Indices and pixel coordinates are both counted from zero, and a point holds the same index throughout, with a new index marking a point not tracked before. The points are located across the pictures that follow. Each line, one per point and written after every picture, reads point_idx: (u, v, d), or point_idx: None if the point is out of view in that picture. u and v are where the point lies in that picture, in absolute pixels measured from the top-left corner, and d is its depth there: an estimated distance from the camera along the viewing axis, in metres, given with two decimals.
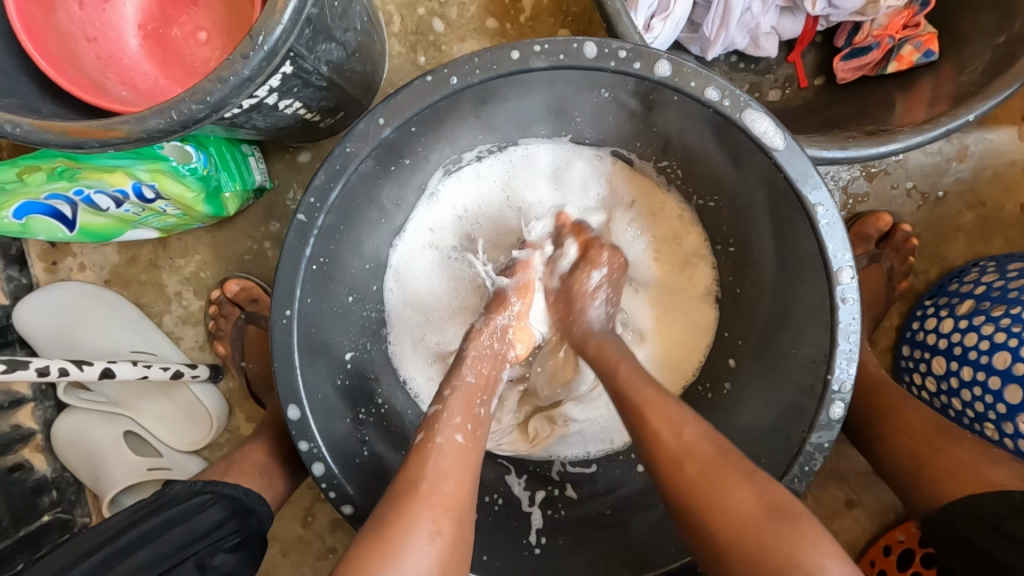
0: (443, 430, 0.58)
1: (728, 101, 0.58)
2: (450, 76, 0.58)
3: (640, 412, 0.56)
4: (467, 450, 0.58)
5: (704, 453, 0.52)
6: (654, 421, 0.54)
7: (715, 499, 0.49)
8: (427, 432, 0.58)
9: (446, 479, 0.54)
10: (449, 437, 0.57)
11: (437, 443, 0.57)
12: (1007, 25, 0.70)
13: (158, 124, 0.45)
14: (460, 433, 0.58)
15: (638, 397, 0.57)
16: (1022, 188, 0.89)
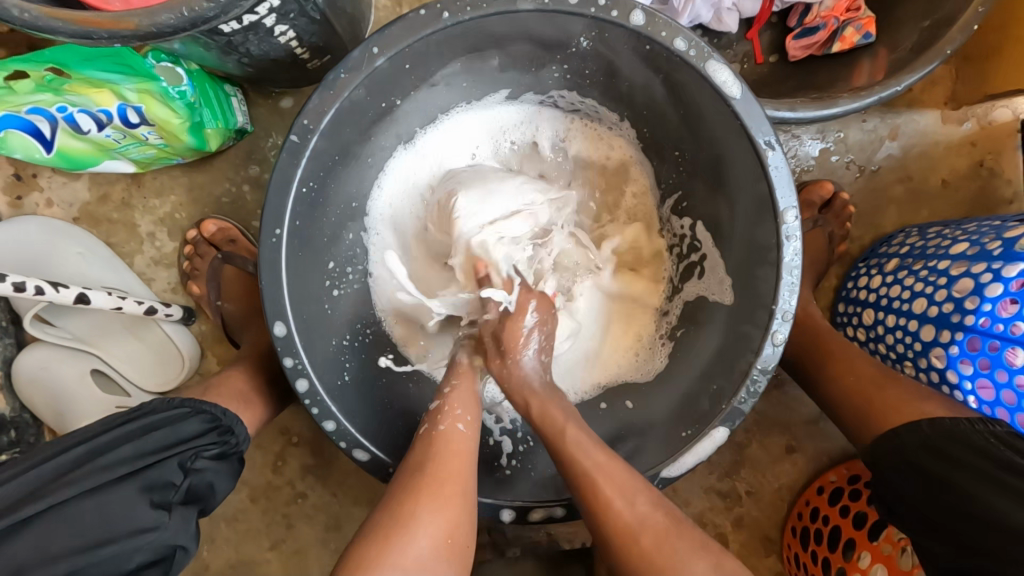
0: (446, 419, 0.65)
1: (694, 51, 0.64)
2: (442, 11, 0.62)
3: (591, 492, 0.60)
4: (468, 437, 0.64)
5: (656, 526, 0.57)
6: (609, 501, 0.59)
7: (664, 568, 0.54)
8: (429, 422, 0.65)
9: (455, 458, 0.61)
10: (450, 423, 0.64)
11: (441, 430, 0.63)
12: (933, 10, 0.80)
13: (169, 21, 0.47)
14: (461, 422, 0.65)
15: (591, 483, 0.61)
16: (943, 164, 1.01)
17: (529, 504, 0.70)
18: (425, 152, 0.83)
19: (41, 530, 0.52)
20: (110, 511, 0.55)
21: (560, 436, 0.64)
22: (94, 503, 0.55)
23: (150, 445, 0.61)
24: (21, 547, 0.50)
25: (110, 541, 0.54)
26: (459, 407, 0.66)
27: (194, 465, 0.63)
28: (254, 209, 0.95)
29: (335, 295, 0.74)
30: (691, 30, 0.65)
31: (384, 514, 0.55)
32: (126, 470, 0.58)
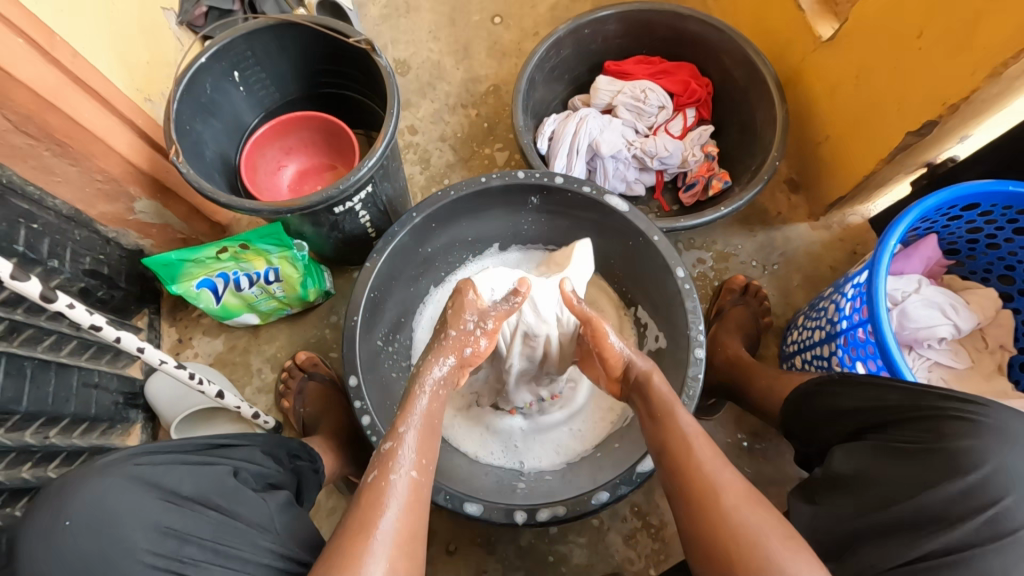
0: (397, 467, 0.68)
1: (595, 191, 1.09)
2: (450, 192, 1.09)
3: (678, 457, 0.75)
4: (418, 485, 0.68)
5: (740, 491, 0.70)
6: (699, 467, 0.73)
7: (725, 514, 0.68)
8: (381, 470, 0.68)
9: (404, 510, 0.66)
10: (405, 473, 0.68)
11: (391, 478, 0.67)
12: (755, 161, 1.28)
13: (315, 202, 0.96)
14: (414, 469, 0.69)
15: (681, 452, 0.75)
16: (826, 255, 1.37)
17: (535, 504, 0.89)
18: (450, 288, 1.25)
19: (222, 448, 0.79)
20: (255, 454, 0.81)
21: (666, 409, 0.80)
22: (248, 447, 0.82)
23: (276, 438, 0.89)
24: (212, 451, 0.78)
25: (254, 464, 0.79)
26: (419, 455, 0.70)
27: (298, 461, 0.90)
28: (332, 344, 1.34)
29: (392, 373, 1.11)
30: (594, 182, 1.11)
31: (353, 540, 0.62)
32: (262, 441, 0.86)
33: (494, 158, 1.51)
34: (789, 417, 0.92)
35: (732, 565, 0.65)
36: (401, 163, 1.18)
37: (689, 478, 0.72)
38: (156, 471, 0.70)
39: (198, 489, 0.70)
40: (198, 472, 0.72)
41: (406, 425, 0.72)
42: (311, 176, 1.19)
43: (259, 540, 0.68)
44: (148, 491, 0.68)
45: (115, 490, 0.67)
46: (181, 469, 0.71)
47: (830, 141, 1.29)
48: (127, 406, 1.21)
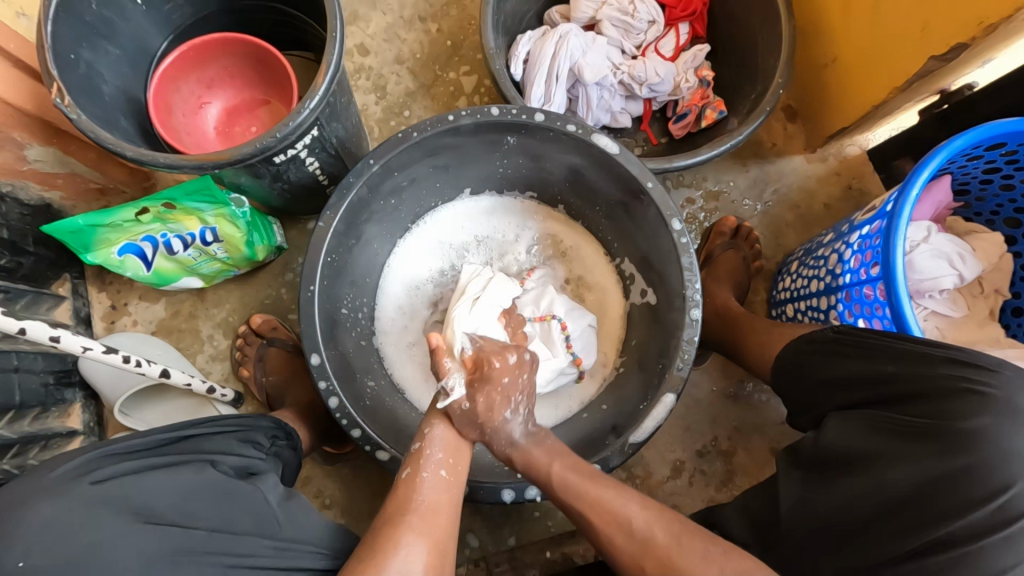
0: (428, 464, 0.72)
1: (582, 130, 0.94)
2: (412, 133, 0.92)
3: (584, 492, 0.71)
4: (452, 483, 0.71)
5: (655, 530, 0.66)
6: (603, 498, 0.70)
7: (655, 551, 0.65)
8: (414, 467, 0.72)
9: (439, 509, 0.68)
10: (434, 471, 0.71)
11: (423, 475, 0.71)
12: (756, 88, 1.14)
13: (248, 151, 0.79)
14: (443, 468, 0.72)
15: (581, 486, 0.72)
16: (820, 192, 1.28)
17: (524, 481, 0.84)
18: (419, 238, 1.12)
19: (189, 444, 0.69)
20: (229, 444, 0.73)
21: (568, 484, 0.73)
22: (220, 439, 0.73)
23: (246, 422, 0.81)
24: (181, 447, 0.68)
25: (233, 455, 0.71)
26: (447, 457, 0.74)
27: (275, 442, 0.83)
28: (290, 305, 1.21)
29: (361, 343, 1.00)
30: (580, 119, 0.96)
31: (379, 534, 0.63)
32: (233, 429, 0.77)
33: (460, 84, 1.32)
34: (784, 370, 0.88)
35: None
36: (351, 96, 0.99)
37: (629, 561, 0.66)
38: (122, 482, 0.59)
39: (182, 496, 0.60)
40: (175, 475, 0.62)
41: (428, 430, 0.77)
42: (242, 113, 1.00)
43: (260, 539, 0.61)
44: (122, 510, 0.57)
45: (76, 512, 0.55)
46: (153, 475, 0.61)
47: (837, 64, 1.16)
48: (60, 386, 1.08)
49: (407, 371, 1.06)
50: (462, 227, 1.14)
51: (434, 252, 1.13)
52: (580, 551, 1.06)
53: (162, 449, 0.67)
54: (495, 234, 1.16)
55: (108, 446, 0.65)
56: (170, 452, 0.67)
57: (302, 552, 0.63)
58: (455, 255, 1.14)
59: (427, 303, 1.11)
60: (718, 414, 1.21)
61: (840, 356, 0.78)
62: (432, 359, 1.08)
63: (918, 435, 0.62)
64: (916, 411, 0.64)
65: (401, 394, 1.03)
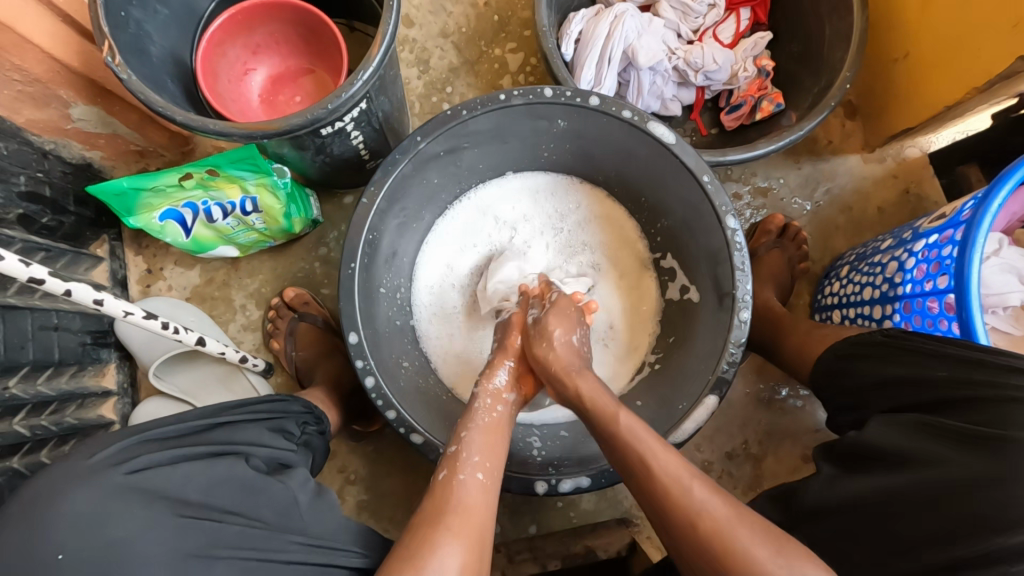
0: (465, 467, 0.68)
1: (637, 117, 0.91)
2: (462, 111, 0.90)
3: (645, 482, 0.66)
4: (487, 487, 0.67)
5: (713, 518, 0.60)
6: (664, 486, 0.64)
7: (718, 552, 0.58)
8: (450, 469, 0.67)
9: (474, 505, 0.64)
10: (471, 474, 0.67)
11: (459, 478, 0.66)
12: (818, 81, 1.09)
13: (298, 122, 0.76)
14: (479, 471, 0.68)
15: (638, 467, 0.67)
16: (875, 194, 1.23)
17: (558, 474, 0.83)
18: (458, 216, 1.09)
19: (223, 431, 0.69)
20: (260, 434, 0.72)
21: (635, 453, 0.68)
22: (252, 427, 0.72)
23: (279, 407, 0.80)
24: (215, 435, 0.68)
25: (264, 446, 0.70)
26: (483, 457, 0.69)
27: (305, 429, 0.82)
28: (322, 279, 1.20)
29: (397, 323, 0.99)
30: (635, 105, 0.92)
31: (419, 533, 0.60)
32: (267, 415, 0.76)
33: (505, 62, 1.27)
34: (822, 372, 0.84)
35: None
36: (398, 69, 0.97)
37: (708, 550, 0.59)
38: (156, 475, 0.59)
39: (212, 490, 0.60)
40: (207, 469, 0.61)
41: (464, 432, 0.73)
42: (286, 82, 0.97)
43: (287, 538, 0.60)
44: (153, 503, 0.57)
45: (111, 503, 0.55)
46: (186, 468, 0.60)
47: (909, 59, 1.09)
48: (96, 346, 1.08)
49: (439, 354, 1.04)
50: (501, 207, 1.10)
51: (473, 230, 1.10)
52: (603, 546, 1.04)
53: (197, 436, 0.67)
54: (535, 215, 1.11)
55: (145, 431, 0.65)
56: (204, 440, 0.66)
57: (327, 551, 0.62)
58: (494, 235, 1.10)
59: (465, 284, 1.09)
60: (749, 417, 1.19)
61: (888, 362, 0.73)
62: (466, 342, 1.06)
63: (970, 444, 0.56)
64: (977, 418, 0.58)
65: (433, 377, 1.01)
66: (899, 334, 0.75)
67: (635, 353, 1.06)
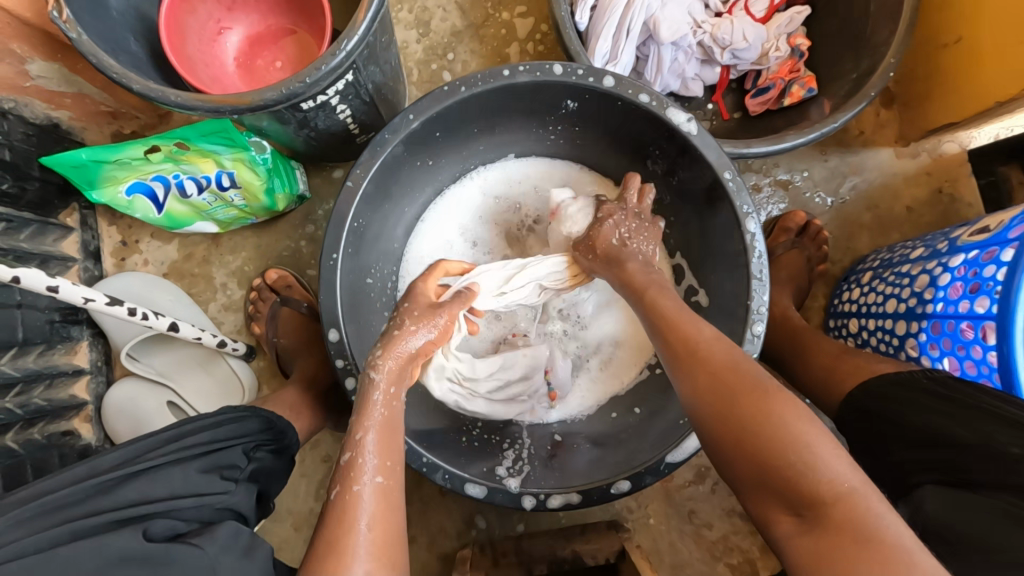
0: (361, 476, 0.56)
1: (655, 102, 0.81)
2: (460, 86, 0.80)
3: (671, 325, 0.65)
4: (390, 493, 0.56)
5: (731, 360, 0.60)
6: (687, 331, 0.64)
7: (735, 385, 0.57)
8: (342, 485, 0.55)
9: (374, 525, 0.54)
10: (369, 481, 0.56)
11: (355, 491, 0.55)
12: (857, 66, 0.98)
13: (272, 96, 0.66)
14: (379, 476, 0.56)
15: (662, 310, 0.67)
16: (905, 193, 1.14)
17: (549, 489, 0.79)
18: (453, 201, 1.00)
19: (139, 483, 0.60)
20: (189, 478, 0.63)
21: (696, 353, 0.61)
22: (178, 470, 0.63)
23: (222, 434, 0.72)
24: (123, 493, 0.59)
25: (190, 495, 0.61)
26: (384, 459, 0.58)
27: (252, 455, 0.75)
28: (308, 260, 1.13)
29: (384, 314, 0.92)
30: (654, 87, 0.82)
31: (323, 549, 0.52)
32: (197, 451, 0.67)
33: (513, 27, 1.16)
34: (855, 410, 0.77)
35: (740, 447, 0.55)
36: (391, 35, 0.86)
37: (721, 387, 0.58)
38: (27, 565, 0.49)
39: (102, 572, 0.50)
40: (98, 543, 0.51)
41: (364, 428, 0.59)
42: (265, 43, 0.86)
43: None
44: None
45: None
46: (69, 549, 0.51)
47: (961, 45, 0.99)
48: (66, 324, 1.02)
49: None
50: (501, 192, 1.01)
51: (470, 217, 1.01)
52: (592, 551, 1.01)
53: (99, 498, 0.58)
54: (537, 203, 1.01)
55: (36, 500, 0.56)
56: (106, 504, 0.57)
57: None
58: (493, 223, 1.01)
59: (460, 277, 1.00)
60: None
61: (944, 417, 0.65)
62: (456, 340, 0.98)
63: None
64: None
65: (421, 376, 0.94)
66: (958, 383, 0.67)
67: (634, 358, 0.98)
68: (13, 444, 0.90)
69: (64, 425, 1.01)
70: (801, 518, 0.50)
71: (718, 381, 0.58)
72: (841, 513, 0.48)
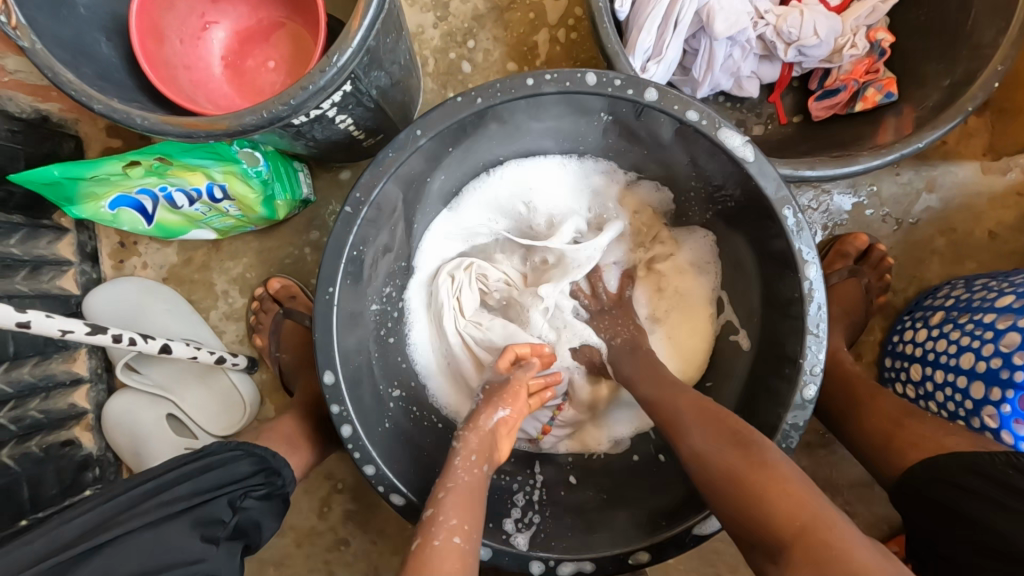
0: (439, 531, 0.58)
1: (705, 121, 0.68)
2: (476, 97, 0.69)
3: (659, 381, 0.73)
4: (464, 557, 0.57)
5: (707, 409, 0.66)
6: (670, 388, 0.71)
7: (717, 428, 0.62)
8: (424, 537, 0.58)
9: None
10: (445, 539, 0.57)
11: (434, 545, 0.57)
12: (952, 70, 0.82)
13: (253, 121, 0.57)
14: (456, 535, 0.58)
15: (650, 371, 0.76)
16: (988, 215, 0.98)
17: (561, 557, 0.72)
18: (466, 211, 0.89)
19: (105, 559, 0.56)
20: (158, 549, 0.58)
21: (678, 418, 0.66)
22: (149, 537, 0.58)
23: (206, 483, 0.65)
24: (89, 571, 0.55)
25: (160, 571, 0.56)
26: (458, 518, 0.60)
27: (241, 504, 0.67)
28: (313, 268, 1.05)
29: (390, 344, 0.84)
30: (705, 102, 0.69)
31: None
32: (176, 509, 0.61)
33: (543, 11, 1.02)
34: (915, 495, 0.67)
35: (726, 482, 0.57)
36: (399, 31, 0.75)
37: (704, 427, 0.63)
38: None
39: None
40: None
41: (447, 489, 0.63)
42: (256, 40, 0.76)
43: None
44: None
45: None
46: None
47: None
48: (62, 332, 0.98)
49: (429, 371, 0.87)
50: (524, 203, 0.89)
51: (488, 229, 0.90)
52: None
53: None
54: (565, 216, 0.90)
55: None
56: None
57: None
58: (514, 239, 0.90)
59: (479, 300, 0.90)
60: None
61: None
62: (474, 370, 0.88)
63: None
64: None
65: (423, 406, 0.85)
66: None
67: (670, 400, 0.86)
68: (7, 460, 0.87)
69: (64, 435, 0.98)
70: (776, 553, 0.51)
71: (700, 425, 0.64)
72: (807, 538, 0.49)
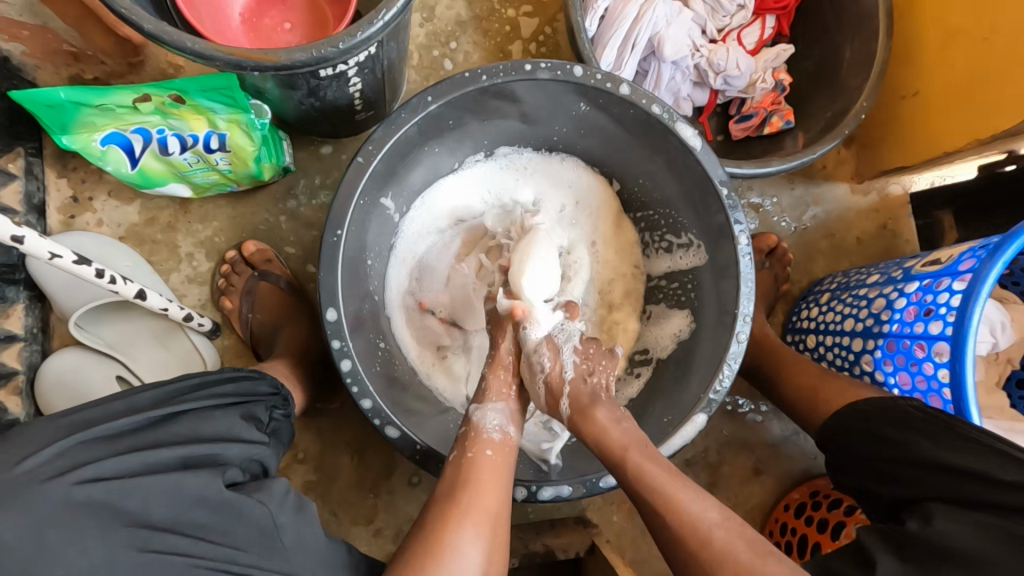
0: (475, 446, 0.72)
1: (667, 115, 0.85)
2: (481, 75, 0.80)
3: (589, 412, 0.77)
4: (498, 461, 0.71)
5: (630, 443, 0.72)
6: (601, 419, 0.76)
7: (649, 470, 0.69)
8: (460, 449, 0.72)
9: (487, 482, 0.68)
10: (480, 451, 0.71)
11: (470, 455, 0.71)
12: (832, 106, 1.08)
13: (301, 58, 0.63)
14: (488, 449, 0.72)
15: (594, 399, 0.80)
16: (858, 225, 1.25)
17: (539, 482, 0.80)
18: (446, 190, 0.97)
19: (189, 424, 0.61)
20: (231, 425, 0.65)
21: (615, 451, 0.72)
22: (223, 415, 0.65)
23: (244, 389, 0.73)
24: (176, 429, 0.60)
25: (237, 444, 0.63)
26: (488, 436, 0.73)
27: (272, 414, 0.75)
28: (287, 236, 1.07)
29: (377, 298, 0.90)
30: (665, 101, 0.86)
31: (428, 531, 0.62)
32: (231, 400, 0.69)
33: (518, 25, 1.17)
34: (846, 431, 0.84)
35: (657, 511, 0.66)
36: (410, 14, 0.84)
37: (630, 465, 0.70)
38: (110, 489, 0.50)
39: (179, 508, 0.53)
40: (177, 480, 0.53)
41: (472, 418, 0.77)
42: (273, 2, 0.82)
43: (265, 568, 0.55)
44: (111, 524, 0.49)
45: (55, 524, 0.47)
46: (151, 479, 0.52)
47: (918, 98, 1.11)
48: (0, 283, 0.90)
49: (403, 333, 0.93)
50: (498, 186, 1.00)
51: (464, 206, 0.99)
52: (563, 545, 1.03)
53: (154, 432, 0.59)
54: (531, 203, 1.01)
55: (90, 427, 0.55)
56: (166, 438, 0.58)
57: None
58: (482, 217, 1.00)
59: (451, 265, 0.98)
60: (712, 427, 1.21)
61: (942, 448, 0.72)
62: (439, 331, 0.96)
63: None
64: None
65: (401, 362, 0.90)
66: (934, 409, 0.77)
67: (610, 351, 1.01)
68: None
69: None
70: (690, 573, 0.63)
71: (631, 464, 0.70)
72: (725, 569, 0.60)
